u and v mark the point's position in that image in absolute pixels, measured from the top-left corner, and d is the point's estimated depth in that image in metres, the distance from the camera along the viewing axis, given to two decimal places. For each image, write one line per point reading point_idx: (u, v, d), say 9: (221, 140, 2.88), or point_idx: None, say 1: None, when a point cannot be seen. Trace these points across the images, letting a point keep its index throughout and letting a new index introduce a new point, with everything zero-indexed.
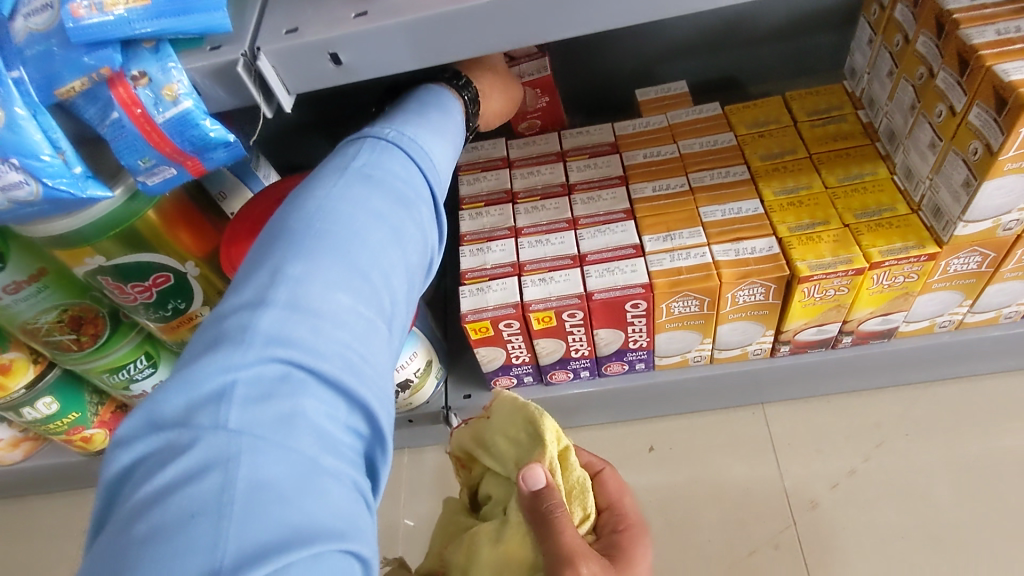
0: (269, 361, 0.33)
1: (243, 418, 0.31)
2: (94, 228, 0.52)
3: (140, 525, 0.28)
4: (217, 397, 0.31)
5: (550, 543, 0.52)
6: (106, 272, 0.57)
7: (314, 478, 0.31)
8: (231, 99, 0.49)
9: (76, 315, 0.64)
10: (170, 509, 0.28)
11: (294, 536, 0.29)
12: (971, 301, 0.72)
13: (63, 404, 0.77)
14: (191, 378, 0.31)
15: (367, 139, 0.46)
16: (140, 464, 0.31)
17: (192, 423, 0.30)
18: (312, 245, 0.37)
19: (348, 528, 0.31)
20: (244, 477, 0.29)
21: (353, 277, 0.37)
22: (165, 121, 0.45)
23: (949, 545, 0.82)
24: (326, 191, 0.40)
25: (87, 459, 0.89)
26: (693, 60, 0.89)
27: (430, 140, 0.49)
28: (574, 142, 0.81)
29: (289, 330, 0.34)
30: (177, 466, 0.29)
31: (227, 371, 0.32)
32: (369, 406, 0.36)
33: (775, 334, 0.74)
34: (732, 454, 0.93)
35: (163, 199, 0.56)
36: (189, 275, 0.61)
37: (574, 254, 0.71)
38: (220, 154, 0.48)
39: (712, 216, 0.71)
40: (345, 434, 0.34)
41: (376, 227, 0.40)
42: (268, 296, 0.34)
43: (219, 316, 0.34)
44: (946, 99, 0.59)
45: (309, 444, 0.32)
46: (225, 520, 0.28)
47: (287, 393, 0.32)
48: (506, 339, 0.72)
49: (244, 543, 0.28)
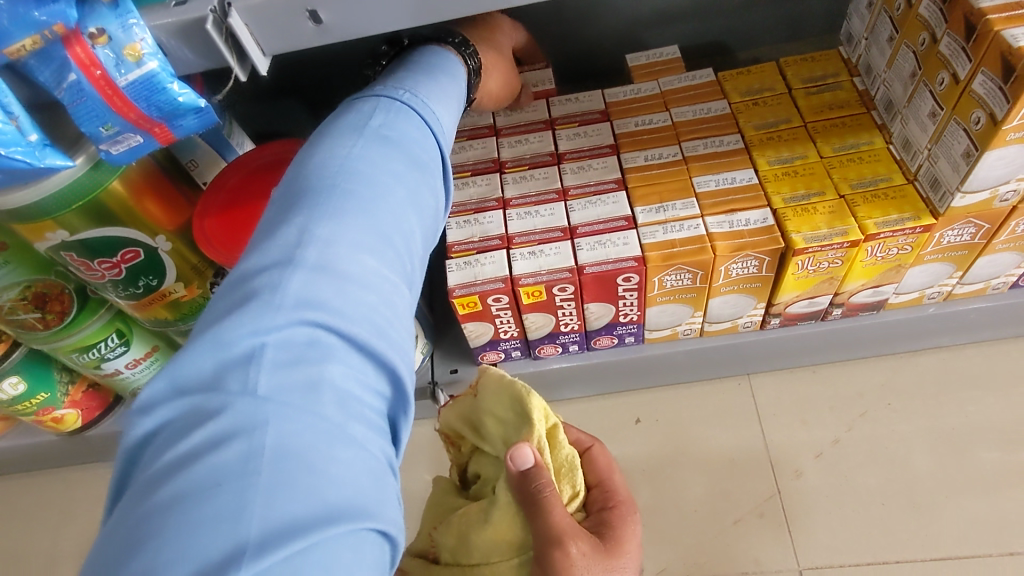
0: (299, 324, 0.31)
1: (272, 382, 0.29)
2: (54, 201, 0.49)
3: (163, 491, 0.27)
4: (245, 360, 0.30)
5: (539, 523, 0.50)
6: (71, 247, 0.54)
7: (346, 447, 0.30)
8: (200, 60, 0.45)
9: (41, 291, 0.61)
10: (196, 476, 0.27)
11: (327, 506, 0.28)
12: (962, 273, 0.71)
13: (31, 384, 0.74)
14: (219, 338, 0.30)
15: (379, 99, 0.44)
16: (164, 430, 0.29)
17: (219, 388, 0.29)
18: (336, 205, 0.35)
19: (375, 500, 0.30)
20: (274, 443, 0.28)
21: (377, 241, 0.36)
22: (128, 84, 0.42)
23: (931, 513, 0.83)
24: (345, 153, 0.39)
25: (62, 439, 0.86)
26: (685, 24, 0.87)
27: (439, 104, 0.48)
28: (563, 110, 0.79)
29: (316, 292, 0.32)
30: (205, 432, 0.28)
31: (256, 333, 0.30)
32: (394, 373, 0.35)
33: (766, 307, 0.73)
34: (718, 425, 0.93)
35: (129, 169, 0.53)
36: (160, 250, 0.58)
37: (565, 226, 0.69)
38: (191, 120, 0.45)
39: (706, 186, 0.69)
40: (371, 402, 0.33)
41: (396, 191, 0.39)
42: (293, 258, 0.33)
43: (243, 278, 0.32)
44: (949, 66, 0.58)
45: (338, 412, 0.30)
46: (255, 488, 0.27)
47: (316, 358, 0.31)
48: (494, 314, 0.70)
49: (276, 512, 0.26)
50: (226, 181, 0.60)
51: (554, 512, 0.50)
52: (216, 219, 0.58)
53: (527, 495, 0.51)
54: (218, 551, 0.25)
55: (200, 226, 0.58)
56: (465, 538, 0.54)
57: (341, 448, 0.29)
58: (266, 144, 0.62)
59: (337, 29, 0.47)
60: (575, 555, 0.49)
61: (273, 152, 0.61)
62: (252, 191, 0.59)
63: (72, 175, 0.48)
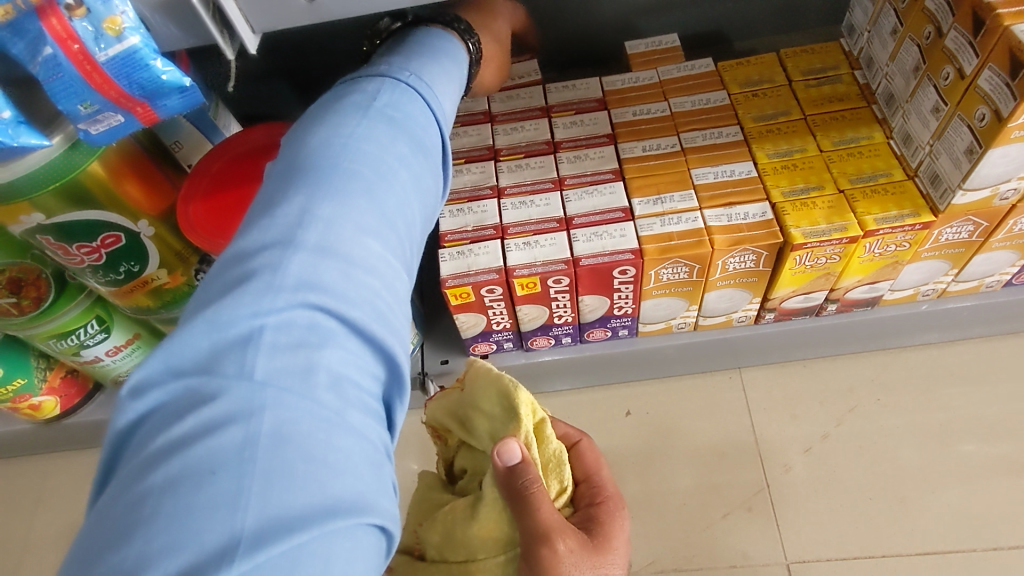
0: (301, 306, 0.30)
1: (271, 366, 0.28)
2: (29, 182, 0.47)
3: (155, 477, 0.25)
4: (243, 342, 0.28)
5: (526, 520, 0.49)
6: (47, 231, 0.51)
7: (347, 437, 0.29)
8: (185, 37, 0.43)
9: (15, 276, 0.59)
10: (189, 463, 0.25)
11: (327, 499, 0.27)
12: (957, 270, 0.71)
13: (7, 370, 0.71)
14: (217, 318, 0.28)
15: (384, 79, 0.42)
16: (154, 412, 0.28)
17: (215, 370, 0.28)
18: (342, 184, 0.34)
19: (373, 493, 0.29)
20: (274, 429, 0.27)
21: (380, 224, 0.34)
22: (108, 60, 0.39)
23: (918, 509, 0.83)
24: (349, 130, 0.37)
25: (38, 427, 0.84)
26: (685, 12, 0.85)
27: (444, 88, 0.46)
28: (560, 97, 0.77)
29: (320, 274, 0.31)
30: (199, 417, 0.26)
31: (255, 314, 0.29)
32: (394, 361, 0.33)
33: (761, 302, 0.72)
34: (708, 419, 0.92)
35: (109, 150, 0.50)
36: (143, 235, 0.56)
37: (560, 217, 0.67)
38: (175, 100, 0.43)
39: (704, 178, 0.68)
40: (372, 392, 0.32)
41: (400, 174, 0.37)
42: (295, 236, 0.31)
43: (243, 255, 0.31)
44: (954, 61, 0.57)
45: (340, 400, 0.29)
46: (252, 479, 0.26)
47: (317, 342, 0.29)
48: (487, 305, 0.68)
49: (274, 505, 0.25)
50: (208, 166, 0.57)
51: (542, 509, 0.49)
52: (198, 205, 0.56)
53: (513, 492, 0.50)
54: (214, 544, 0.24)
55: (182, 213, 0.56)
56: (451, 534, 0.53)
57: (343, 438, 0.28)
58: (251, 128, 0.59)
59: (331, 8, 0.45)
60: (563, 552, 0.48)
61: (258, 137, 0.59)
62: (235, 176, 0.56)
63: (49, 153, 0.45)
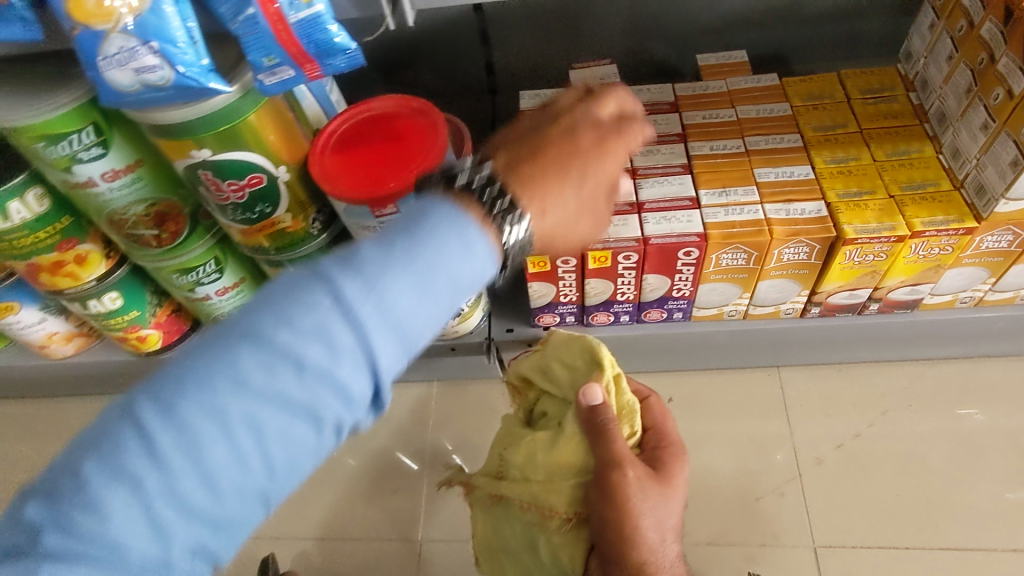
0: (164, 450, 0.36)
1: (126, 487, 0.36)
2: (203, 123, 0.56)
3: (39, 520, 0.36)
4: (109, 466, 0.36)
5: (601, 448, 0.56)
6: (206, 166, 0.60)
7: (191, 523, 0.37)
8: (353, 9, 0.51)
9: (162, 211, 0.68)
10: (64, 523, 0.36)
11: (158, 559, 0.37)
12: (994, 280, 0.77)
13: (126, 301, 0.82)
14: (101, 437, 0.37)
15: (367, 247, 0.39)
16: (55, 478, 0.37)
17: (88, 472, 0.36)
18: (249, 359, 0.37)
19: (219, 544, 0.39)
20: (125, 522, 0.36)
21: (275, 403, 0.37)
22: (296, 22, 0.48)
23: (942, 508, 0.88)
24: (290, 299, 0.38)
25: (137, 361, 0.93)
26: (753, 31, 0.92)
27: (462, 254, 0.41)
28: (635, 99, 0.85)
29: (194, 431, 0.36)
30: (76, 494, 0.36)
31: (121, 450, 0.36)
32: (266, 483, 0.39)
33: (809, 295, 0.78)
34: (746, 411, 0.98)
35: (266, 104, 0.59)
36: (280, 180, 0.63)
37: (632, 202, 0.75)
38: (339, 61, 0.51)
39: (766, 177, 0.75)
40: (249, 494, 0.39)
41: (313, 381, 0.38)
42: (185, 395, 0.36)
43: (157, 389, 0.37)
44: (1005, 83, 0.63)
45: (187, 505, 0.37)
46: (106, 546, 0.36)
47: (167, 477, 0.36)
48: (560, 276, 0.76)
49: (127, 557, 0.36)
50: (336, 127, 0.66)
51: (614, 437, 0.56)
52: (330, 158, 0.64)
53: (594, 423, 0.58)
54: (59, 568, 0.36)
55: (315, 165, 0.64)
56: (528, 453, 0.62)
57: (188, 524, 0.37)
58: (372, 97, 0.68)
59: None
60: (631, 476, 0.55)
61: (381, 106, 0.67)
62: (362, 136, 0.65)
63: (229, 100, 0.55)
